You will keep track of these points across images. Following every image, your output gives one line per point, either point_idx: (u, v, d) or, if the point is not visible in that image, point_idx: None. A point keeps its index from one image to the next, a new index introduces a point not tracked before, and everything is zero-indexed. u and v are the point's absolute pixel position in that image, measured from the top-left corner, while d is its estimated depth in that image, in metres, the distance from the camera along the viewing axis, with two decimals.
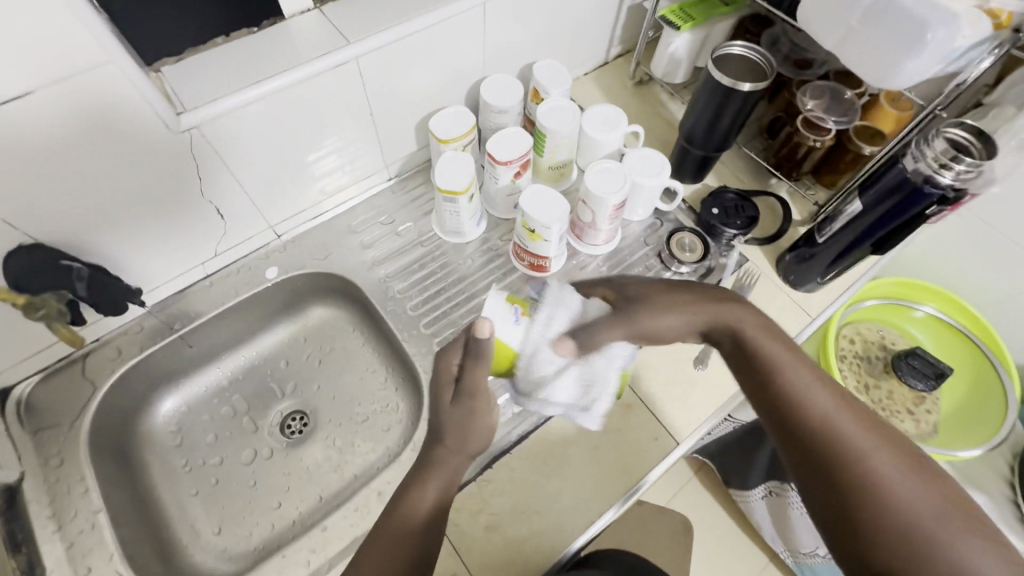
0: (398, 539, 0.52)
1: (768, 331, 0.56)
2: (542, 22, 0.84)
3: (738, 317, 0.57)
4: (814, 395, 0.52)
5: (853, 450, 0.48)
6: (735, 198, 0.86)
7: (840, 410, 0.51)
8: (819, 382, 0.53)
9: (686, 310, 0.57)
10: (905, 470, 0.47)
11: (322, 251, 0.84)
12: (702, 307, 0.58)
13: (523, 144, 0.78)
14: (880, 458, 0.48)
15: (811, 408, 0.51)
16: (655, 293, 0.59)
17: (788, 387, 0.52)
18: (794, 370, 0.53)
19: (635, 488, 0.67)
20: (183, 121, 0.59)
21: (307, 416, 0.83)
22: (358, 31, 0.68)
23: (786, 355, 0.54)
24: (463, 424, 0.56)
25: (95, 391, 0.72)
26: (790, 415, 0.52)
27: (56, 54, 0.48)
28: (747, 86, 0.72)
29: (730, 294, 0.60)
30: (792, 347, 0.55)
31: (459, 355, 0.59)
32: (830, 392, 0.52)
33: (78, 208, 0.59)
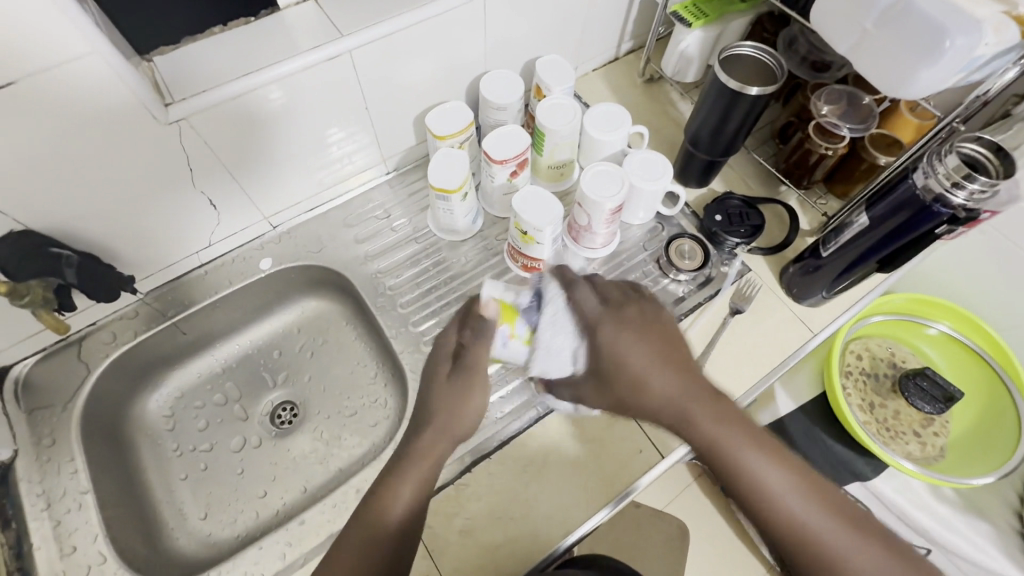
0: (371, 535, 0.50)
1: (727, 427, 0.47)
2: (548, 17, 0.82)
3: (697, 402, 0.48)
4: (777, 489, 0.45)
5: (827, 552, 0.44)
6: (740, 204, 0.83)
7: (809, 505, 0.45)
8: (780, 473, 0.46)
9: (663, 394, 0.49)
10: (887, 567, 0.43)
11: (317, 244, 0.84)
12: (669, 388, 0.49)
13: (520, 143, 0.76)
14: (855, 557, 0.43)
15: (791, 526, 0.45)
16: (629, 361, 0.51)
17: (766, 500, 0.46)
18: (759, 464, 0.46)
19: (623, 494, 0.66)
20: (171, 112, 0.59)
21: (296, 407, 0.84)
22: (353, 23, 0.66)
23: (746, 446, 0.47)
24: (454, 403, 0.55)
25: (89, 373, 0.74)
26: (759, 517, 0.46)
27: (39, 44, 0.48)
28: (755, 90, 0.69)
29: (685, 357, 0.51)
30: (749, 434, 0.47)
31: (456, 331, 0.60)
32: (794, 481, 0.46)
33: (67, 196, 0.59)
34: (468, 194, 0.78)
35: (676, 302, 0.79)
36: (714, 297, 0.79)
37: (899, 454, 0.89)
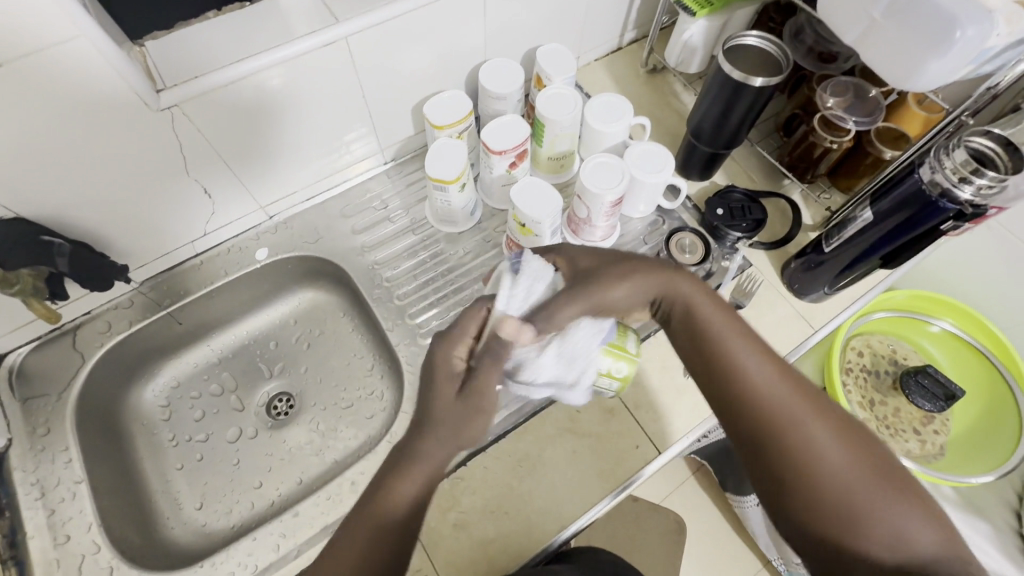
0: (375, 532, 0.48)
1: (710, 304, 0.54)
2: (549, 4, 0.80)
3: (676, 285, 0.55)
4: (746, 359, 0.51)
5: (780, 411, 0.48)
6: (742, 198, 0.81)
7: (771, 373, 0.50)
8: (754, 347, 0.52)
9: (637, 283, 0.55)
10: (833, 436, 0.47)
11: (313, 235, 0.83)
12: (649, 276, 0.56)
13: (520, 133, 0.75)
14: (806, 420, 0.48)
15: (750, 379, 0.50)
16: (614, 261, 0.57)
17: (730, 360, 0.51)
18: (732, 337, 0.52)
19: (632, 478, 0.66)
20: (163, 99, 0.58)
21: (292, 398, 0.84)
22: (349, 8, 0.65)
23: (721, 321, 0.53)
24: (460, 422, 0.50)
25: (84, 362, 0.73)
26: (723, 379, 0.51)
27: (24, 27, 0.47)
28: (760, 81, 0.67)
29: (667, 262, 0.58)
30: (727, 314, 0.54)
31: (463, 347, 0.53)
32: (761, 356, 0.51)
33: (57, 183, 0.59)
34: (467, 182, 0.77)
35: None
36: (714, 292, 0.78)
37: (898, 452, 0.89)
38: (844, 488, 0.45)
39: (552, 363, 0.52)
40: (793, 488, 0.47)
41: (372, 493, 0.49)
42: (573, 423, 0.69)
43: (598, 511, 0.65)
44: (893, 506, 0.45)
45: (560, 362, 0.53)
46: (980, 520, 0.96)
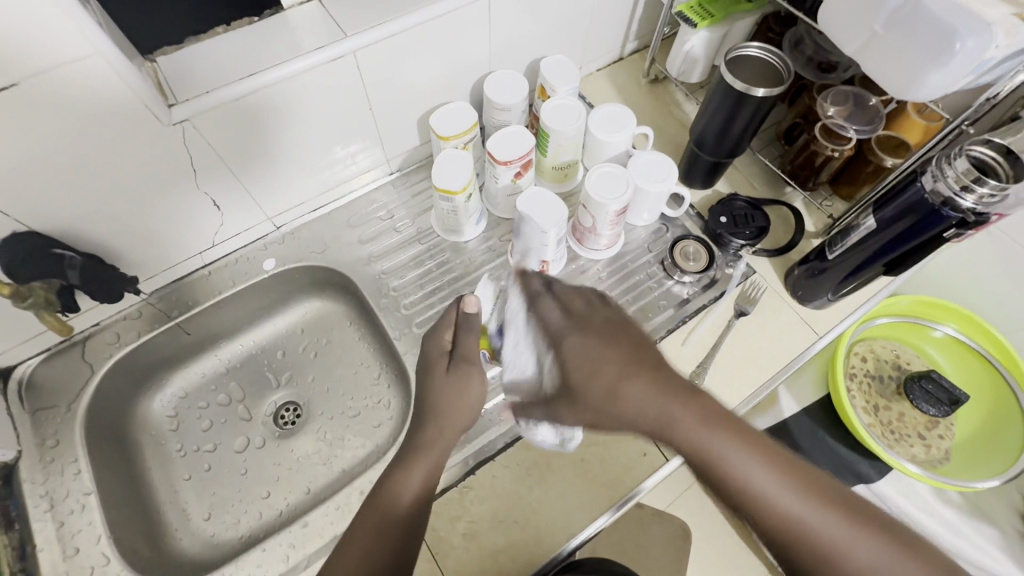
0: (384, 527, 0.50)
1: (706, 423, 0.43)
2: (553, 15, 0.81)
3: (662, 397, 0.44)
4: (770, 490, 0.41)
5: (825, 548, 0.40)
6: (745, 206, 0.82)
7: (804, 501, 0.41)
8: (771, 470, 0.42)
9: (635, 395, 0.45)
10: (892, 559, 0.40)
11: (320, 245, 0.84)
12: (635, 387, 0.45)
13: (525, 143, 0.76)
14: (881, 567, 0.40)
15: (784, 518, 0.41)
16: (594, 351, 0.48)
17: (756, 498, 0.42)
18: (749, 467, 0.42)
19: (631, 493, 0.66)
20: (175, 113, 0.59)
21: (300, 407, 0.84)
22: (357, 23, 0.66)
23: (730, 445, 0.42)
24: (453, 395, 0.57)
25: (93, 373, 0.73)
26: (749, 516, 0.42)
27: (41, 45, 0.48)
28: (762, 91, 0.68)
29: (639, 337, 0.48)
30: (726, 427, 0.43)
31: (449, 333, 0.62)
32: (784, 478, 0.42)
33: (69, 197, 0.59)
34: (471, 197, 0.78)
35: (680, 304, 0.79)
36: (718, 299, 0.79)
37: (903, 457, 0.89)
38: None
39: (545, 433, 0.63)
40: None
41: (383, 482, 0.53)
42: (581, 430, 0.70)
43: (599, 526, 0.65)
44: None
45: (554, 433, 0.63)
46: (986, 525, 0.96)
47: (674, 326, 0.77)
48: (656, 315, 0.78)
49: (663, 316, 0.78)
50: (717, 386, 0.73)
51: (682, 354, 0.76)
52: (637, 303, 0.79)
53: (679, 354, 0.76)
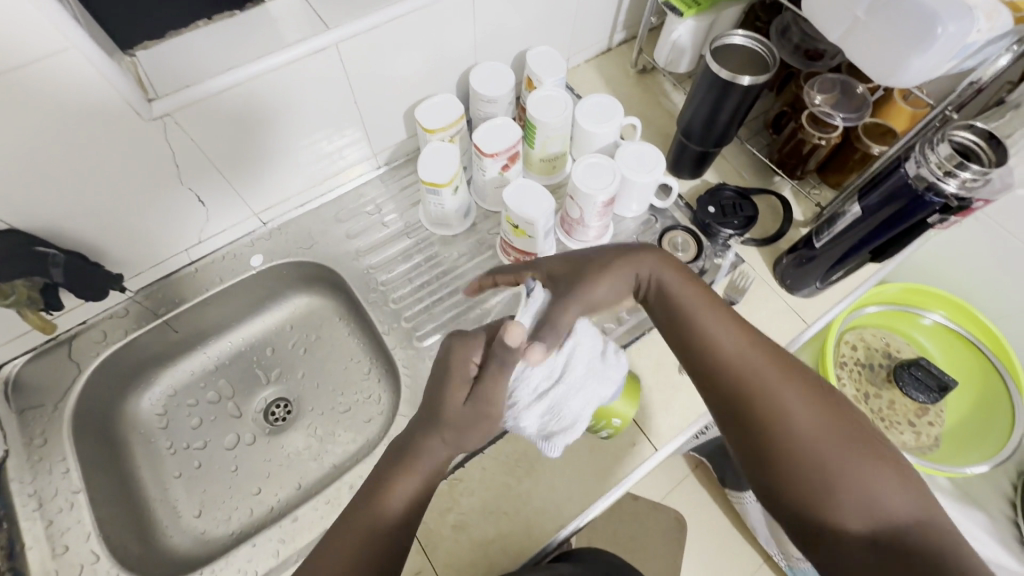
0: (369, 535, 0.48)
1: (682, 287, 0.57)
2: (539, 5, 0.81)
3: (648, 267, 0.58)
4: (719, 332, 0.53)
5: (753, 381, 0.50)
6: (733, 196, 0.82)
7: (744, 346, 0.52)
8: (735, 329, 0.53)
9: (607, 267, 0.58)
10: (805, 401, 0.49)
11: (308, 240, 0.83)
12: (621, 259, 0.59)
13: (511, 135, 0.76)
14: (796, 399, 0.49)
15: (728, 355, 0.51)
16: (587, 251, 0.61)
17: (714, 341, 0.52)
18: (714, 320, 0.54)
19: (625, 479, 0.67)
20: (155, 107, 0.58)
21: (290, 403, 0.84)
22: (338, 15, 0.65)
23: (695, 299, 0.55)
24: (474, 421, 0.50)
25: (80, 371, 0.73)
26: (698, 347, 0.53)
27: (15, 39, 0.47)
28: (747, 80, 0.68)
29: (635, 244, 0.61)
30: (699, 289, 0.57)
31: (478, 353, 0.52)
32: (743, 336, 0.52)
33: (49, 194, 0.59)
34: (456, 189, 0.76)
35: None
36: None
37: (893, 444, 0.89)
38: (816, 451, 0.46)
39: (536, 416, 0.53)
40: (770, 450, 0.48)
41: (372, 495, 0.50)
42: None
43: (592, 513, 0.65)
44: (870, 472, 0.45)
45: (543, 418, 0.54)
46: (976, 511, 0.97)
47: None
48: None
49: None
50: None
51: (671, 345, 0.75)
52: None
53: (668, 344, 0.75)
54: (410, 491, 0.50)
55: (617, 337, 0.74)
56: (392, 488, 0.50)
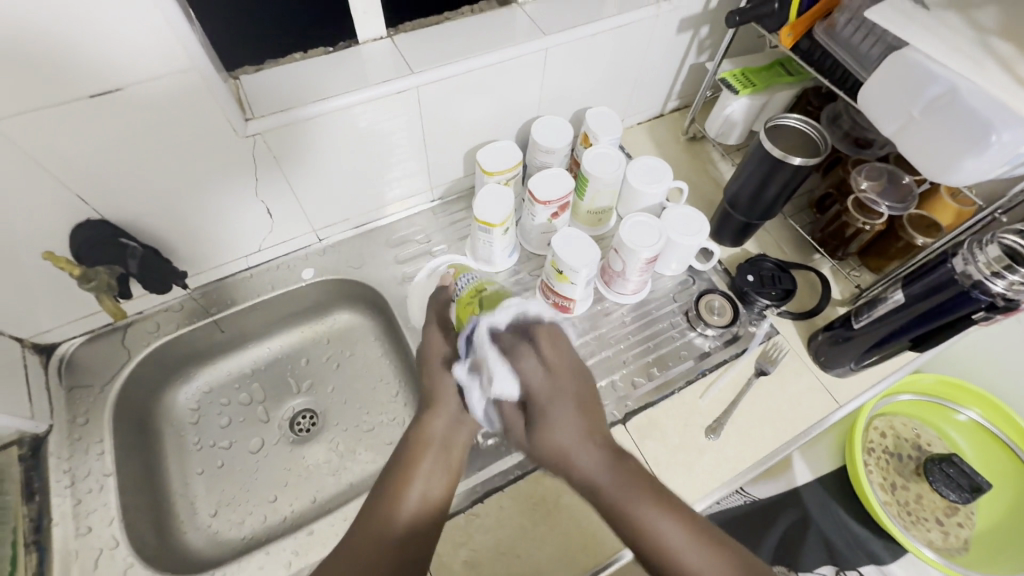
0: (379, 535, 0.54)
1: (618, 473, 0.56)
2: (604, 70, 0.87)
3: (582, 448, 0.58)
4: (656, 522, 0.52)
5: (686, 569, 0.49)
6: (773, 267, 0.84)
7: (683, 535, 0.51)
8: (675, 520, 0.52)
9: (563, 438, 0.59)
10: None
11: (358, 261, 0.87)
12: (570, 430, 0.60)
13: (565, 186, 0.80)
14: None
15: (668, 555, 0.50)
16: (563, 412, 0.61)
17: (651, 540, 0.51)
18: (649, 515, 0.52)
19: (613, 559, 0.64)
20: (250, 126, 0.63)
21: (316, 415, 0.86)
22: (423, 63, 0.71)
23: (616, 486, 0.55)
24: (443, 356, 0.70)
25: (129, 358, 0.77)
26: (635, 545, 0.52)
27: (148, 58, 0.53)
28: (798, 161, 0.71)
29: (586, 417, 0.61)
30: (648, 491, 0.54)
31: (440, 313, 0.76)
32: (687, 531, 0.51)
33: (140, 192, 0.64)
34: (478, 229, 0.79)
35: (701, 356, 0.79)
36: (740, 355, 0.79)
37: (920, 540, 0.86)
38: None
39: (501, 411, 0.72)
40: None
41: (386, 493, 0.58)
42: None
43: None
44: None
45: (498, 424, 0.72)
46: None
47: (693, 378, 0.77)
48: (675, 364, 0.79)
49: (683, 366, 0.79)
50: (731, 445, 0.72)
51: (700, 407, 0.75)
52: (658, 350, 0.80)
53: (697, 406, 0.75)
54: (420, 486, 0.59)
55: (646, 393, 0.76)
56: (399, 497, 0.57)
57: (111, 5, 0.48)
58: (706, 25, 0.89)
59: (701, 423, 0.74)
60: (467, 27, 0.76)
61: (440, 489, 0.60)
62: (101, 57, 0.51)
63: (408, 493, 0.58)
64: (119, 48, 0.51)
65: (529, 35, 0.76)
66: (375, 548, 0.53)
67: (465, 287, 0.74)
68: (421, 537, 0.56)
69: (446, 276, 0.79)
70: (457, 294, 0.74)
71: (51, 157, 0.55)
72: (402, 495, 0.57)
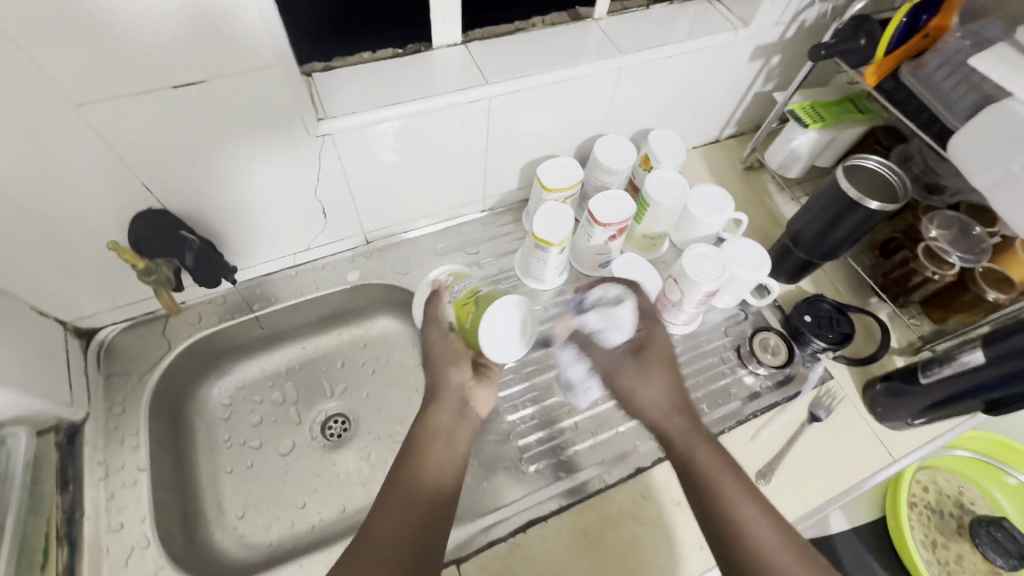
0: (404, 514, 0.52)
1: (696, 433, 0.58)
2: (672, 92, 0.85)
3: (671, 417, 0.60)
4: (723, 481, 0.54)
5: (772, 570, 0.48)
6: (831, 309, 0.81)
7: (746, 498, 0.53)
8: (739, 484, 0.54)
9: (659, 386, 0.62)
10: None
11: (404, 267, 0.85)
12: (665, 399, 0.62)
13: (626, 209, 0.78)
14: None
15: (733, 514, 0.52)
16: (657, 364, 0.64)
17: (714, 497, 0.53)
18: (716, 469, 0.55)
19: None
20: (322, 127, 0.61)
21: (348, 421, 0.84)
22: (498, 73, 0.69)
23: (715, 462, 0.55)
24: (445, 352, 0.66)
25: (169, 349, 0.75)
26: (700, 500, 0.54)
27: (233, 53, 0.51)
28: (875, 204, 0.68)
29: (672, 370, 0.64)
30: (719, 455, 0.56)
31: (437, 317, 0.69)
32: (752, 499, 0.53)
33: (202, 184, 0.62)
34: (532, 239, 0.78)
35: (751, 396, 0.77)
36: (792, 398, 0.77)
37: None
38: None
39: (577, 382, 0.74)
40: None
41: (400, 474, 0.56)
42: (638, 509, 0.67)
43: None
44: None
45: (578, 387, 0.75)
46: None
47: (743, 418, 0.75)
48: (724, 402, 0.76)
49: (732, 405, 0.76)
50: (782, 493, 0.70)
51: (751, 450, 0.73)
52: (706, 386, 0.78)
53: (748, 448, 0.73)
54: (436, 466, 0.57)
55: None
56: (415, 476, 0.55)
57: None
58: (778, 54, 0.87)
59: (751, 466, 0.71)
60: (542, 40, 0.74)
61: (456, 470, 0.58)
62: (184, 50, 0.49)
63: (425, 474, 0.56)
64: (206, 42, 0.49)
65: (605, 52, 0.74)
66: (404, 522, 0.52)
67: (460, 291, 0.68)
68: (442, 511, 0.54)
69: (441, 282, 0.73)
70: (452, 297, 0.69)
71: (122, 144, 0.54)
72: (416, 480, 0.55)
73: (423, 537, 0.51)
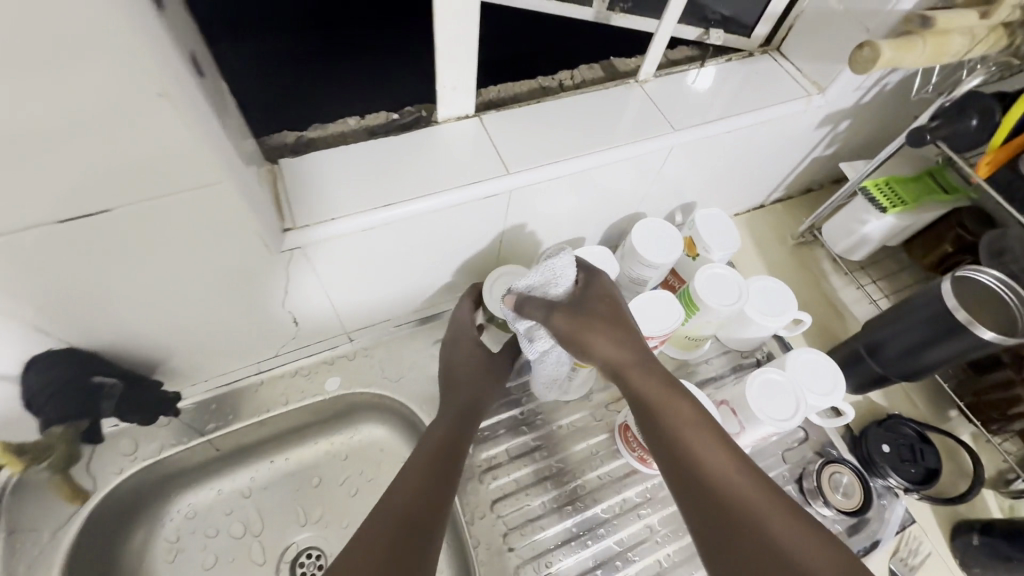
0: (395, 521, 0.48)
1: (663, 392, 0.51)
2: (723, 166, 0.70)
3: (645, 370, 0.52)
4: (693, 432, 0.48)
5: (780, 553, 0.40)
6: (913, 436, 0.68)
7: (718, 452, 0.47)
8: (712, 439, 0.48)
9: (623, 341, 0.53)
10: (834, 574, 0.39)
11: (396, 371, 0.70)
12: (629, 351, 0.53)
13: (671, 317, 0.63)
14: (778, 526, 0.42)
15: (711, 468, 0.46)
16: (610, 309, 0.55)
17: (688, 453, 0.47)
18: (684, 424, 0.49)
19: None
20: (289, 240, 0.47)
21: (324, 557, 0.67)
22: (520, 157, 0.54)
23: (685, 414, 0.50)
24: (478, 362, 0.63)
25: (95, 491, 0.59)
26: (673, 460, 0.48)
27: (154, 171, 0.36)
28: (989, 335, 0.55)
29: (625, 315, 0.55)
30: (687, 410, 0.50)
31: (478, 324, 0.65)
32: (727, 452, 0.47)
33: (124, 311, 0.46)
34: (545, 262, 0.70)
35: None
36: (867, 551, 0.63)
37: None
38: None
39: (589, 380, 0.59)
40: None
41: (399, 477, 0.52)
42: None
43: None
44: None
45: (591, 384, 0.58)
46: None
47: None
48: None
49: None
50: None
51: None
52: None
53: None
54: (433, 468, 0.53)
55: None
56: (401, 483, 0.51)
57: (104, 107, 0.31)
58: (849, 120, 0.72)
59: None
60: (574, 107, 0.59)
61: (450, 475, 0.53)
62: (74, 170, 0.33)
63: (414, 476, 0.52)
64: (106, 164, 0.34)
65: (651, 127, 0.59)
66: (388, 526, 0.47)
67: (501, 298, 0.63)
68: (435, 509, 0.50)
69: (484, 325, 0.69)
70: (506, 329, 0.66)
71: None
72: (402, 478, 0.52)
73: (403, 543, 0.46)
